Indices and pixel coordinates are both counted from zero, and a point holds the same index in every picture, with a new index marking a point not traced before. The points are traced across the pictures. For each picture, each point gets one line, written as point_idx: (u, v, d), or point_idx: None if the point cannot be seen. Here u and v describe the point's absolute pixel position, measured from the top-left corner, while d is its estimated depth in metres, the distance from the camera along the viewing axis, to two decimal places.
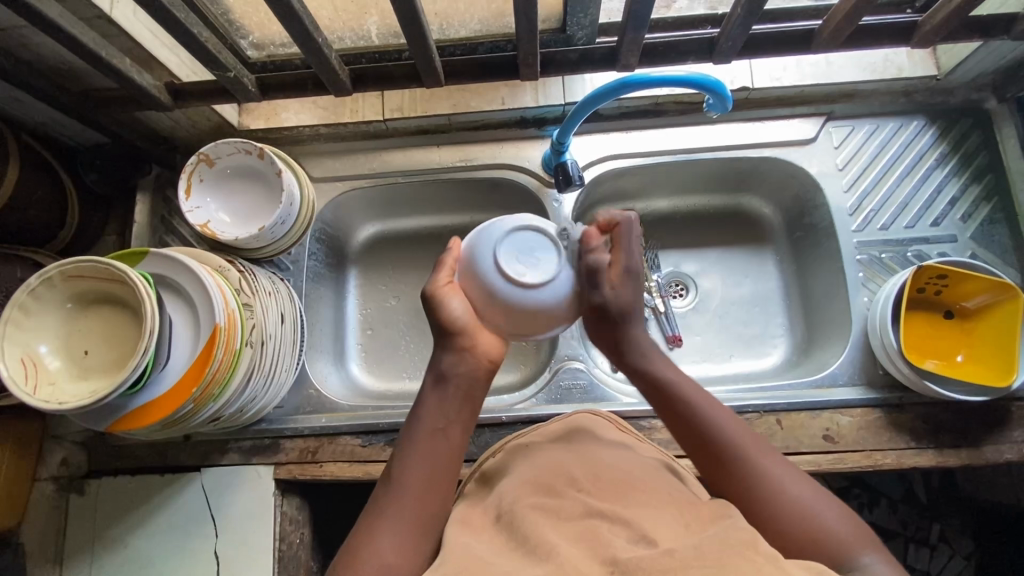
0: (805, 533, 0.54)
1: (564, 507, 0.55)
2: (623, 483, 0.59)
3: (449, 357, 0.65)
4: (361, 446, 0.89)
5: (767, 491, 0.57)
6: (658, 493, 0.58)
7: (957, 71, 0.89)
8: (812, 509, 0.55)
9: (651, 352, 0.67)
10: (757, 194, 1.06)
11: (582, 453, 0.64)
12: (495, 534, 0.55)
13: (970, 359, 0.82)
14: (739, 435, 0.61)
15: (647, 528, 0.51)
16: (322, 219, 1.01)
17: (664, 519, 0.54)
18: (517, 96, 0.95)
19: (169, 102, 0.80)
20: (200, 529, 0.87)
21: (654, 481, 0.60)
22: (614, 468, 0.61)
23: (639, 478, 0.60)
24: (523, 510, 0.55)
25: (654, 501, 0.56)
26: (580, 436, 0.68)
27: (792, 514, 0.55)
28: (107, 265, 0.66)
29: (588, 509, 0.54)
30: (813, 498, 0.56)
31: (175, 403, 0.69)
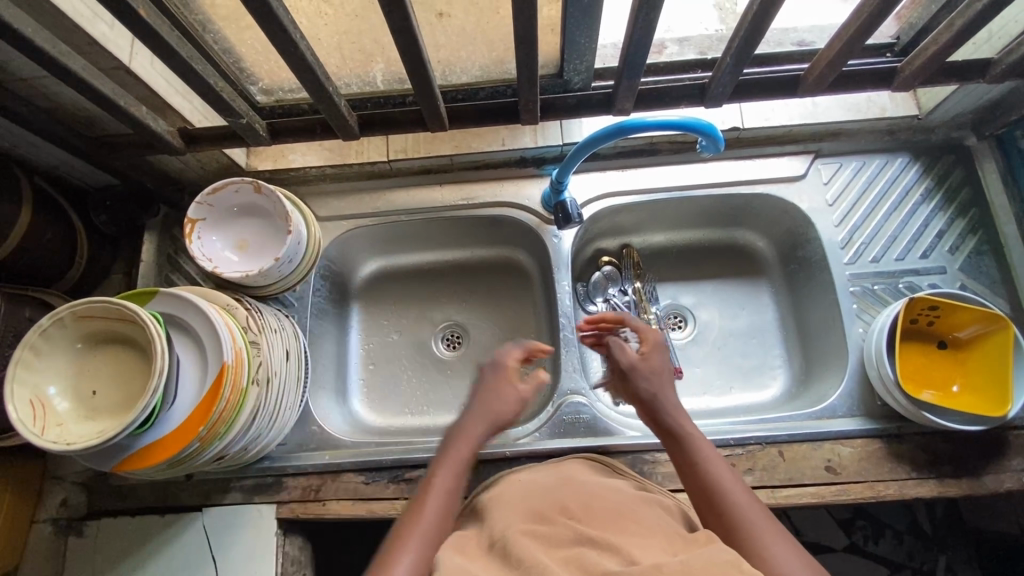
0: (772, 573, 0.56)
1: (553, 533, 0.56)
2: (614, 513, 0.60)
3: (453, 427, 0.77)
4: (364, 484, 0.88)
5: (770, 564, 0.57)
6: (648, 523, 0.58)
7: (937, 111, 0.92)
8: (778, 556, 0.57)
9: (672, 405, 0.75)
10: (750, 228, 1.09)
11: (577, 487, 0.66)
12: (488, 559, 0.55)
13: (966, 389, 0.83)
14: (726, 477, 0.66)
15: (634, 552, 0.51)
16: (327, 256, 1.03)
17: (651, 546, 0.54)
18: (517, 138, 0.98)
19: (182, 146, 0.82)
20: (200, 571, 0.86)
21: (646, 514, 0.60)
22: (607, 499, 0.62)
23: (632, 510, 0.61)
24: (514, 536, 0.55)
25: (645, 532, 0.56)
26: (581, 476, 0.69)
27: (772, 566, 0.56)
28: (119, 305, 0.68)
29: (578, 535, 0.55)
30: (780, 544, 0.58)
31: (182, 443, 0.70)
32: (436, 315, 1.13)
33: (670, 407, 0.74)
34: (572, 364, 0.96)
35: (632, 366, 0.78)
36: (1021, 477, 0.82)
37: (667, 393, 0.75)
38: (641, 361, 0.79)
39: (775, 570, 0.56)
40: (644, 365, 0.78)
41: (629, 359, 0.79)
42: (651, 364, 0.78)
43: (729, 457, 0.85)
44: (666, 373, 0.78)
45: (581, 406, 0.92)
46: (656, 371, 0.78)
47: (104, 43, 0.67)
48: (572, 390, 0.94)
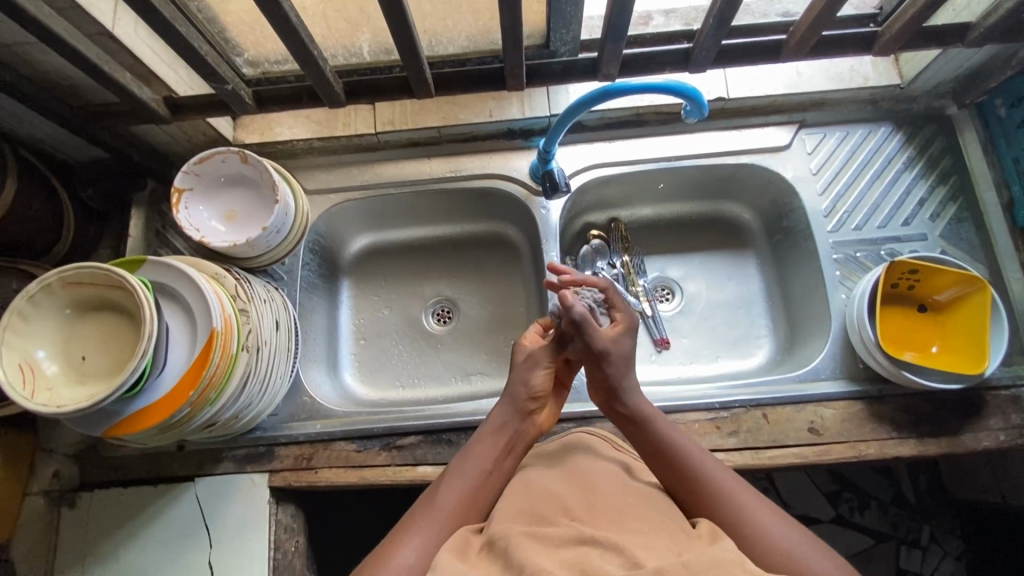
0: (760, 541, 0.58)
1: (556, 533, 0.54)
2: (616, 511, 0.59)
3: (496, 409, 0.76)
4: (356, 451, 0.89)
5: (771, 548, 0.58)
6: (649, 519, 0.58)
7: (919, 80, 0.94)
8: (763, 522, 0.60)
9: (635, 390, 0.75)
10: (737, 200, 1.10)
11: (574, 482, 0.65)
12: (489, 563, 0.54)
13: (945, 349, 0.85)
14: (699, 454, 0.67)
15: (638, 554, 0.51)
16: (315, 230, 1.04)
17: (655, 546, 0.53)
18: (504, 108, 0.99)
19: (167, 115, 0.82)
20: (194, 539, 0.87)
21: (650, 512, 0.60)
22: (606, 495, 0.62)
23: (633, 507, 0.60)
24: (516, 536, 0.54)
25: (647, 529, 0.56)
26: (577, 468, 0.68)
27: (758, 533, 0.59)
28: (107, 271, 0.68)
29: (580, 535, 0.54)
30: (762, 512, 0.61)
31: (172, 407, 0.71)
32: (426, 290, 1.14)
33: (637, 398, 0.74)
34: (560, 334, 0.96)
35: (607, 353, 0.74)
36: (997, 436, 0.84)
37: (631, 380, 0.75)
38: (610, 348, 0.75)
39: (761, 536, 0.59)
40: (614, 350, 0.74)
41: (602, 347, 0.74)
42: (618, 351, 0.75)
43: (715, 419, 0.86)
44: (630, 360, 0.76)
45: None
46: (626, 358, 0.75)
47: (86, 7, 0.66)
48: None
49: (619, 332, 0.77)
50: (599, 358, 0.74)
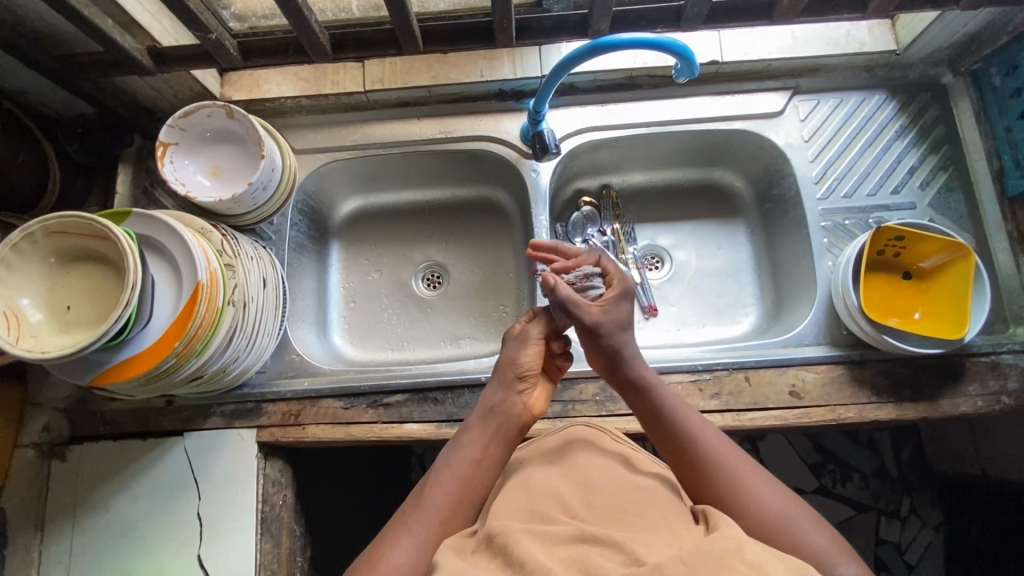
0: (757, 515, 0.61)
1: (554, 531, 0.57)
2: (617, 509, 0.61)
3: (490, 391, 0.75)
4: (343, 409, 0.90)
5: (769, 521, 0.61)
6: (651, 515, 0.60)
7: (914, 46, 0.93)
8: (760, 494, 0.63)
9: (634, 356, 0.74)
10: (729, 168, 1.10)
11: (575, 476, 0.67)
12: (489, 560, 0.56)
13: (927, 316, 0.85)
14: (698, 426, 0.69)
15: (637, 551, 0.53)
16: (304, 189, 1.03)
17: (656, 543, 0.55)
18: (495, 68, 0.97)
19: (152, 67, 0.80)
20: (183, 491, 0.88)
21: (651, 505, 0.61)
22: (605, 491, 0.64)
23: (633, 502, 0.62)
24: (515, 533, 0.56)
25: (650, 526, 0.59)
26: (578, 463, 0.69)
27: (756, 506, 0.62)
28: (90, 221, 0.68)
29: (579, 533, 0.56)
30: (760, 484, 0.64)
31: (158, 357, 0.71)
32: (416, 255, 1.14)
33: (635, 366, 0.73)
34: None
35: (599, 325, 0.73)
36: (975, 402, 0.85)
37: (629, 346, 0.74)
38: (603, 319, 0.73)
39: (759, 509, 0.62)
40: (606, 321, 0.73)
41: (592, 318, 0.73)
42: (611, 320, 0.73)
43: (697, 382, 0.88)
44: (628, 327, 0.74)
45: None
46: (622, 324, 0.74)
47: None
48: None
49: (608, 301, 0.75)
50: (592, 332, 0.73)
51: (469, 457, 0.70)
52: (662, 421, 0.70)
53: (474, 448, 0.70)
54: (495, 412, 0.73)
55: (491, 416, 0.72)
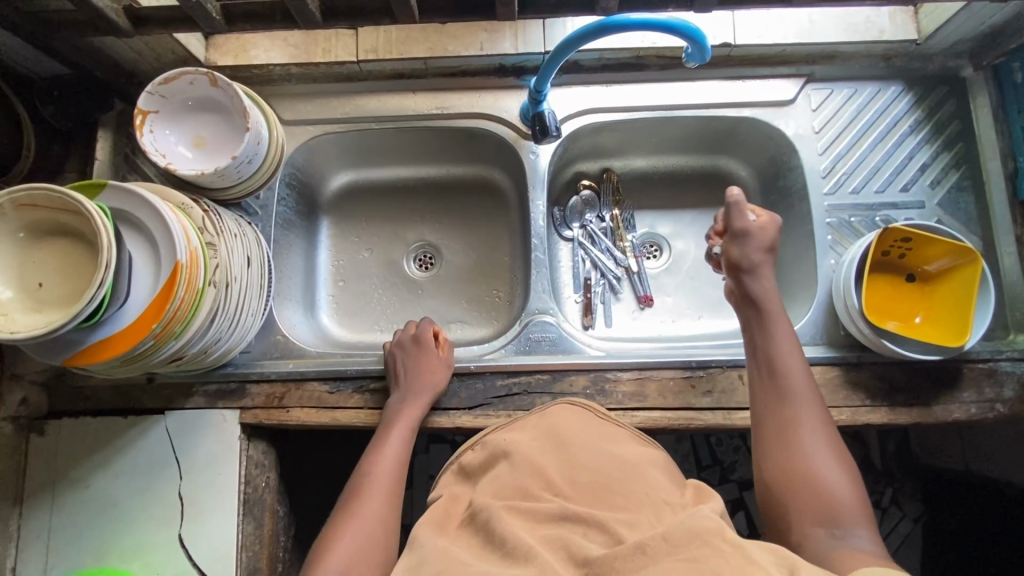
0: (805, 465, 0.65)
1: (538, 509, 0.59)
2: (600, 484, 0.62)
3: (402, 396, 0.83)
4: (328, 393, 0.88)
5: (811, 471, 0.64)
6: (633, 491, 0.61)
7: (937, 36, 0.88)
8: (819, 452, 0.65)
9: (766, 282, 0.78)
10: (734, 156, 1.06)
11: (560, 455, 0.68)
12: (471, 537, 0.59)
13: (928, 320, 0.83)
14: (795, 365, 0.72)
15: (621, 531, 0.56)
16: (293, 163, 0.99)
17: (639, 523, 0.57)
18: (496, 42, 0.92)
19: (129, 28, 0.75)
20: (164, 470, 0.87)
21: (634, 483, 0.62)
22: (587, 467, 0.65)
23: (617, 477, 0.63)
24: (498, 510, 0.59)
25: (632, 506, 0.59)
26: (563, 439, 0.70)
27: (807, 454, 0.65)
28: (60, 195, 0.64)
29: (563, 512, 0.58)
30: (822, 444, 0.66)
31: (135, 339, 0.69)
32: (409, 234, 1.11)
33: (770, 300, 0.76)
34: (542, 285, 0.93)
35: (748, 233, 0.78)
36: (969, 409, 0.84)
37: (765, 271, 0.78)
38: (772, 232, 0.79)
39: (807, 457, 0.65)
40: (761, 236, 0.78)
41: (758, 258, 0.78)
42: (764, 234, 0.78)
43: (690, 378, 0.86)
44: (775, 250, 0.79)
45: (548, 325, 0.90)
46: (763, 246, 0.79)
47: None
48: (541, 309, 0.92)
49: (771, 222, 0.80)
50: (743, 236, 0.78)
51: (397, 459, 0.79)
52: (764, 347, 0.74)
53: (402, 447, 0.80)
54: (418, 414, 0.82)
55: (414, 418, 0.82)
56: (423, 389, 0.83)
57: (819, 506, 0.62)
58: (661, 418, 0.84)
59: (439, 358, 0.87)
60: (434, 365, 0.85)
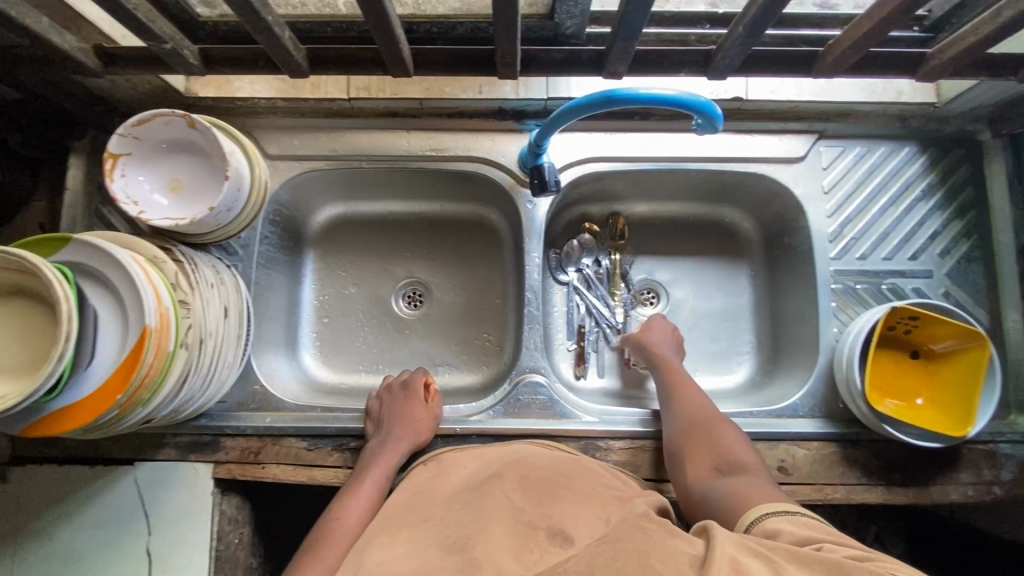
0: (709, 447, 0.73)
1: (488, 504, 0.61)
2: (549, 484, 0.66)
3: (377, 439, 0.81)
4: (306, 450, 0.84)
5: (717, 449, 0.72)
6: (579, 494, 0.64)
7: (956, 101, 0.84)
8: (721, 437, 0.74)
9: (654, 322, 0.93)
10: (737, 207, 1.02)
11: (511, 461, 0.71)
12: (425, 540, 0.60)
13: (930, 403, 0.81)
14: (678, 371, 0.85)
15: (569, 531, 0.57)
16: (277, 199, 0.94)
17: (587, 524, 0.59)
18: (495, 86, 0.87)
19: (98, 68, 0.70)
20: (132, 525, 0.83)
21: (580, 487, 0.66)
22: (536, 471, 0.69)
23: (563, 483, 0.66)
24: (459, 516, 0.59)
25: (576, 498, 0.64)
26: (518, 454, 0.74)
27: (712, 440, 0.73)
28: (17, 258, 0.59)
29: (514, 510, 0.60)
30: (720, 430, 0.75)
31: (98, 409, 0.64)
32: (397, 270, 1.06)
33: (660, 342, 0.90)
34: (534, 342, 0.89)
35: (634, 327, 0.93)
36: (966, 491, 0.82)
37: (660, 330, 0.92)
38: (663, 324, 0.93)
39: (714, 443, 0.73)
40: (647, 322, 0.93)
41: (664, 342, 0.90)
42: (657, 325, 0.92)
43: None
44: (680, 340, 0.92)
45: (539, 386, 0.87)
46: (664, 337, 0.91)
47: None
48: (532, 368, 0.88)
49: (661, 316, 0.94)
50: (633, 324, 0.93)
51: (364, 505, 0.75)
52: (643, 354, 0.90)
53: (371, 494, 0.76)
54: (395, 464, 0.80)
55: (390, 468, 0.79)
56: (406, 434, 0.81)
57: (727, 470, 0.69)
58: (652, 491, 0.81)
59: (426, 408, 0.85)
60: (420, 414, 0.83)
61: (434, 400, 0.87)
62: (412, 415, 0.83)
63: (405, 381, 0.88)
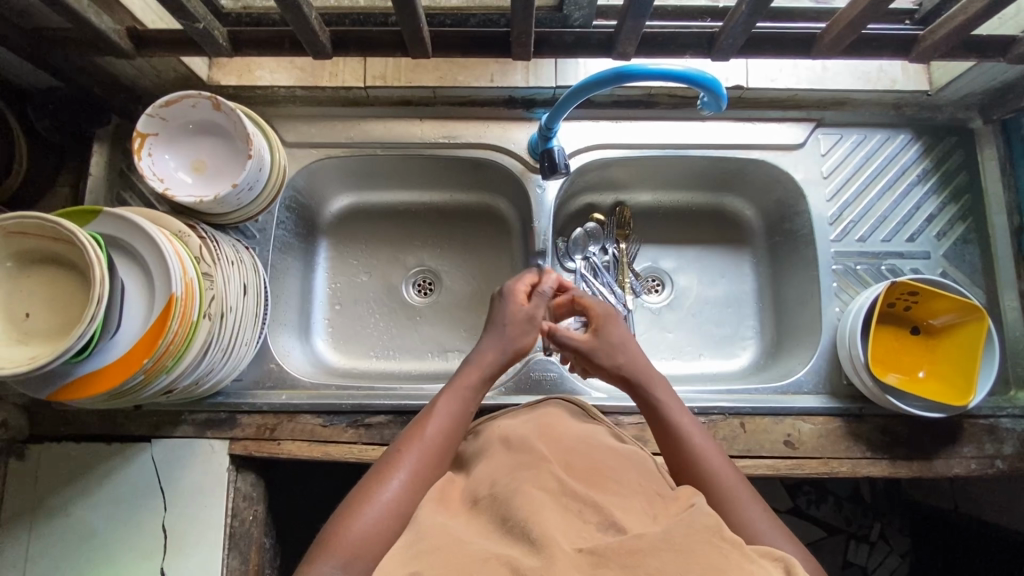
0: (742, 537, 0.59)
1: (538, 481, 0.56)
2: (596, 466, 0.61)
3: (485, 348, 0.75)
4: (322, 426, 0.86)
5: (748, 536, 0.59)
6: (626, 480, 0.60)
7: (948, 88, 0.88)
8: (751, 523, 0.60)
9: (624, 349, 0.76)
10: (740, 195, 1.06)
11: (552, 439, 0.66)
12: (471, 517, 0.56)
13: (932, 375, 0.83)
14: (687, 429, 0.68)
15: (618, 516, 0.53)
16: (294, 186, 0.97)
17: (634, 510, 0.56)
18: (507, 74, 0.91)
19: (130, 50, 0.73)
20: (149, 501, 0.84)
21: (627, 473, 0.61)
22: (578, 452, 0.64)
23: (610, 465, 0.62)
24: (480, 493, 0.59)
25: (625, 491, 0.58)
26: (560, 428, 0.69)
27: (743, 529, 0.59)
28: (53, 224, 0.62)
29: (560, 488, 0.56)
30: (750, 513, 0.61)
31: (124, 374, 0.66)
32: (407, 258, 1.09)
33: (644, 374, 0.74)
34: None
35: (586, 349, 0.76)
36: (969, 464, 0.84)
37: (630, 351, 0.75)
38: (604, 332, 0.77)
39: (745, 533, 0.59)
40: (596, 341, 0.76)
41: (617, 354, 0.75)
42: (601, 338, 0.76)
43: None
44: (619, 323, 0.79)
45: (549, 364, 0.89)
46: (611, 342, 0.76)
47: None
48: (543, 348, 0.91)
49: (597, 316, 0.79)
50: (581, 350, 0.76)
51: (457, 413, 0.69)
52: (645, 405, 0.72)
53: (468, 403, 0.70)
54: (493, 372, 0.74)
55: (487, 376, 0.73)
56: (506, 340, 0.75)
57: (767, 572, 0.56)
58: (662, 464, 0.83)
59: (534, 315, 0.78)
60: (524, 320, 0.77)
61: (533, 301, 0.79)
62: (517, 324, 0.77)
63: (502, 294, 0.79)
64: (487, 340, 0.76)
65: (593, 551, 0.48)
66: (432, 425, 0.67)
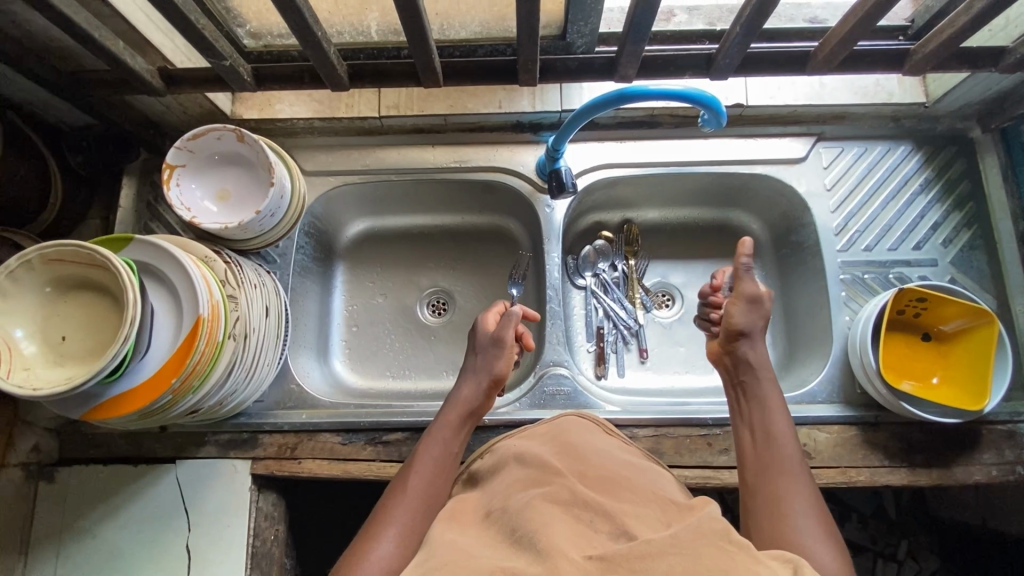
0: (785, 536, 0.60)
1: (554, 492, 0.58)
2: (607, 476, 0.62)
3: (460, 390, 0.79)
4: (341, 444, 0.88)
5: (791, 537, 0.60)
6: (638, 488, 0.61)
7: (944, 100, 0.90)
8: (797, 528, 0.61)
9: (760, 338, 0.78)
10: (746, 210, 1.07)
11: (564, 450, 0.67)
12: (483, 529, 0.58)
13: (946, 380, 0.83)
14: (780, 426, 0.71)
15: (628, 524, 0.54)
16: (312, 212, 1.01)
17: (648, 517, 0.57)
18: (514, 100, 0.95)
19: (162, 88, 0.78)
20: (173, 522, 0.86)
21: (639, 482, 0.63)
22: (588, 462, 0.65)
23: (623, 474, 0.63)
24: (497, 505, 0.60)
25: (639, 499, 0.60)
26: (575, 440, 0.69)
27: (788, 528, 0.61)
28: (89, 250, 0.65)
29: (573, 497, 0.57)
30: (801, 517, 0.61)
31: (154, 393, 0.69)
32: (421, 280, 1.11)
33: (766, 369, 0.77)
34: (556, 336, 0.93)
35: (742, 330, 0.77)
36: (990, 471, 0.83)
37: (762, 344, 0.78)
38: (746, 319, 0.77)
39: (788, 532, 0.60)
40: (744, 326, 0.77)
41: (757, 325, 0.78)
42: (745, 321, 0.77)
43: (706, 436, 0.85)
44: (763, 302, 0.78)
45: (562, 378, 0.91)
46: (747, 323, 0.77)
47: None
48: (555, 362, 0.92)
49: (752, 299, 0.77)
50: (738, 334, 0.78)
51: (444, 451, 0.72)
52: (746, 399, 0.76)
53: (451, 440, 0.74)
54: (467, 408, 0.77)
55: (466, 412, 0.77)
56: (477, 374, 0.80)
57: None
58: (678, 475, 0.83)
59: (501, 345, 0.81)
60: (490, 353, 0.81)
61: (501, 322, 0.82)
62: (484, 359, 0.81)
63: (473, 327, 0.86)
64: (463, 381, 0.81)
65: (602, 557, 0.48)
66: (417, 469, 0.70)
